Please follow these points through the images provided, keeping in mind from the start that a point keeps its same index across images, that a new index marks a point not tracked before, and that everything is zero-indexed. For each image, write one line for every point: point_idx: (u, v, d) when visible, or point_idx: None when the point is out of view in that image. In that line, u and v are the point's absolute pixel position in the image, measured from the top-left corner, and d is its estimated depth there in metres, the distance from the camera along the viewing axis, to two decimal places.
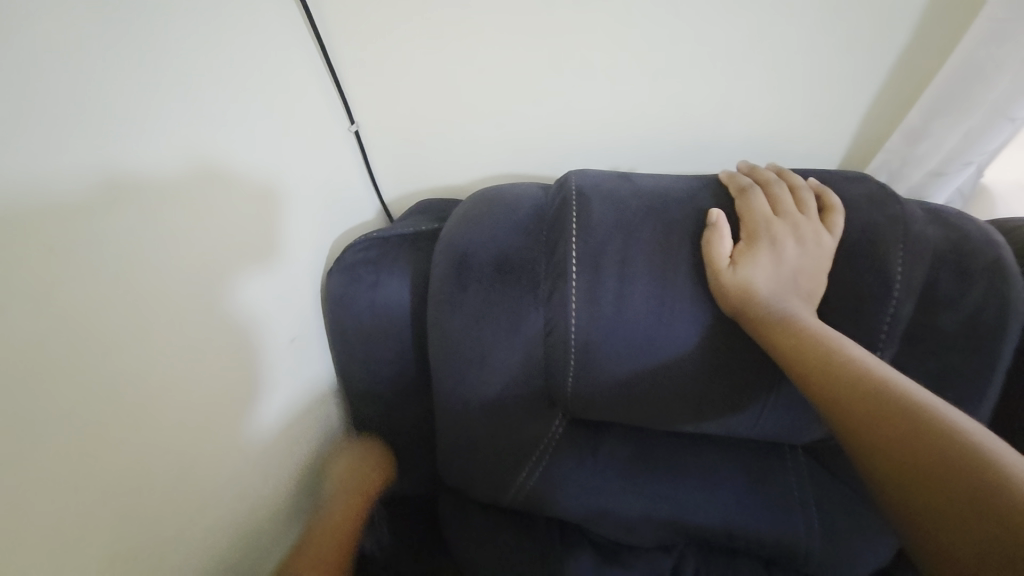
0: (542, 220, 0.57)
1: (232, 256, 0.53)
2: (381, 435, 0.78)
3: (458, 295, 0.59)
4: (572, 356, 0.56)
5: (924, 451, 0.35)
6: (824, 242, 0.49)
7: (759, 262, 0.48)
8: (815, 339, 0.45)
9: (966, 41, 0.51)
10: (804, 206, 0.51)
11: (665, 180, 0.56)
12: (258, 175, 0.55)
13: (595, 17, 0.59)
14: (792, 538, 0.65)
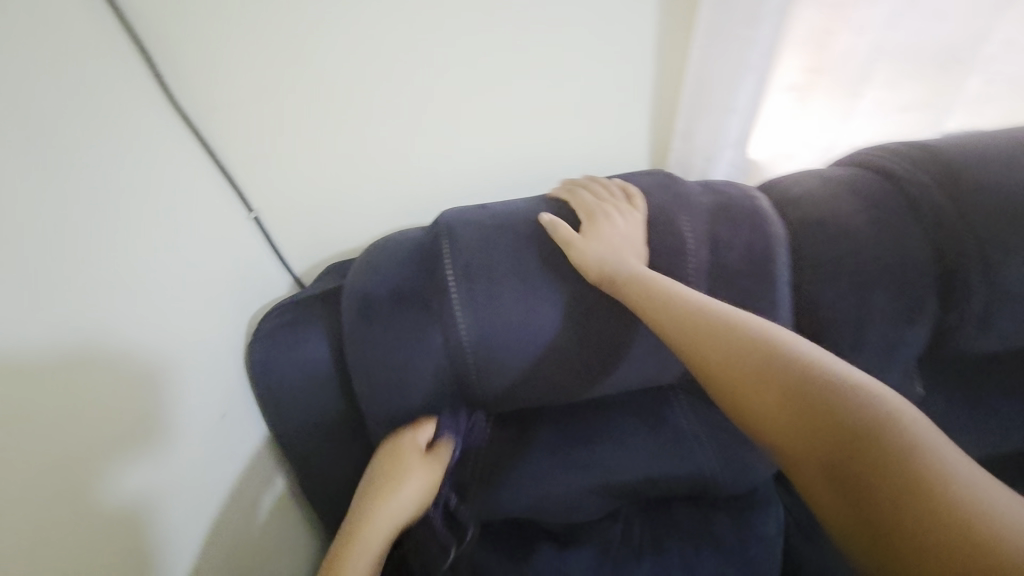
0: (422, 253, 0.70)
1: (117, 433, 0.54)
2: (331, 486, 0.83)
3: (366, 331, 0.69)
4: (469, 356, 0.67)
5: (918, 495, 0.39)
6: (637, 216, 0.67)
7: (599, 237, 0.64)
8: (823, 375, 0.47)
9: (694, 64, 0.70)
10: (616, 195, 0.69)
11: (513, 202, 0.71)
12: (152, 356, 0.59)
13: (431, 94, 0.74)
14: (697, 467, 0.79)
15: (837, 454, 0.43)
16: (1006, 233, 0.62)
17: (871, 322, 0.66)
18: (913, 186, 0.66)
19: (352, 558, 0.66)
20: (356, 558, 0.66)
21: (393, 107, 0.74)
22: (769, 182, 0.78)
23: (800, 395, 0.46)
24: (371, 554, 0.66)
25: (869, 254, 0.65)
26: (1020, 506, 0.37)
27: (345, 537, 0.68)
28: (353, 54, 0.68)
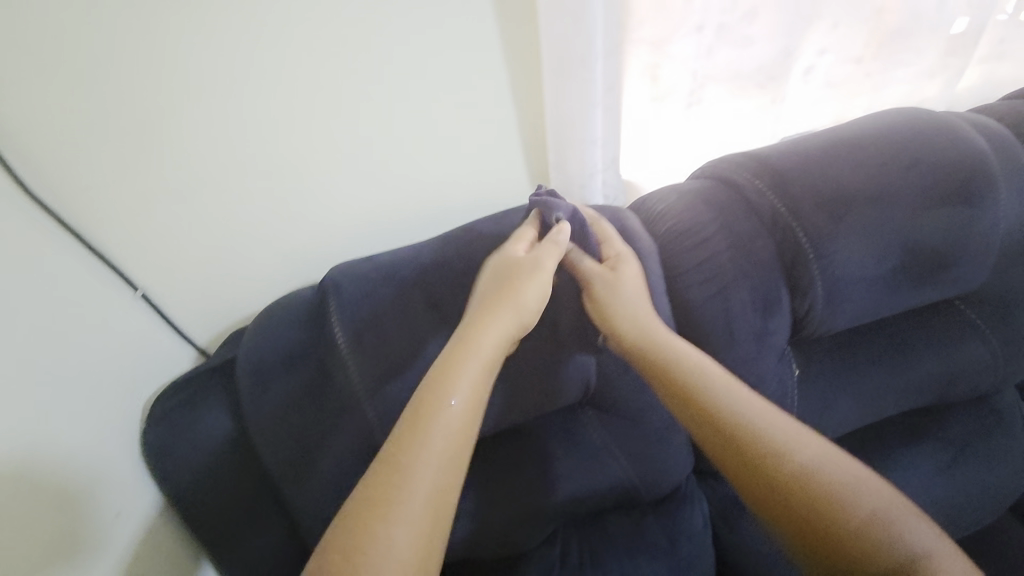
0: (312, 312, 0.70)
1: (53, 551, 0.57)
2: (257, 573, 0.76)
3: (261, 400, 0.68)
4: (366, 409, 0.66)
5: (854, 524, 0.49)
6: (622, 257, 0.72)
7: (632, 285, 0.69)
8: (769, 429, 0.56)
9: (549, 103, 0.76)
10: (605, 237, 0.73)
11: (398, 252, 0.72)
12: (86, 473, 0.63)
13: (308, 150, 0.76)
14: (617, 475, 0.81)
15: (779, 494, 0.52)
16: (831, 221, 0.70)
17: (737, 318, 0.72)
18: (751, 192, 0.74)
19: (390, 514, 0.44)
20: (390, 522, 0.44)
21: (271, 173, 0.76)
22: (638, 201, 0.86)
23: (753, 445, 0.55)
24: (404, 518, 0.45)
25: (722, 258, 0.72)
26: (923, 534, 0.48)
27: (376, 505, 0.45)
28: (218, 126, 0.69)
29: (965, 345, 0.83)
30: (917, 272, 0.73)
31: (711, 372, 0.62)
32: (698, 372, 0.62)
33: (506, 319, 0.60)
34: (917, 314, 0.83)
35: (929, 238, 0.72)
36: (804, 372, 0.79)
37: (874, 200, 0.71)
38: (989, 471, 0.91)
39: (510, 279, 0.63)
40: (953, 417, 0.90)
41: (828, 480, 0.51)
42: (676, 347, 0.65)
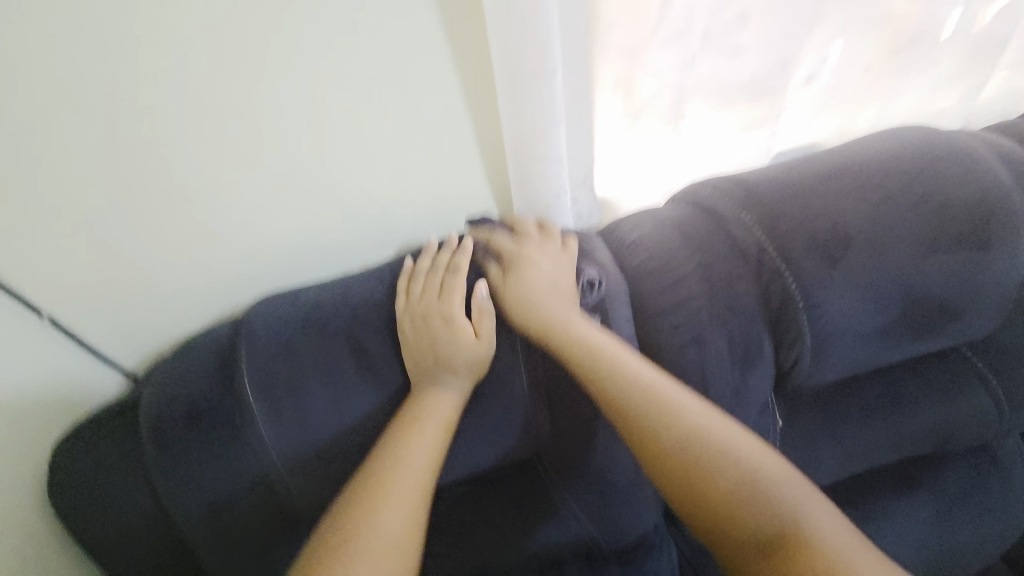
0: (222, 356, 0.61)
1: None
2: None
3: (159, 462, 0.59)
4: (282, 471, 0.58)
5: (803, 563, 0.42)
6: (559, 255, 0.65)
7: (542, 276, 0.62)
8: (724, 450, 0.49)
9: (506, 117, 0.65)
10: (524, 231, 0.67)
11: (329, 284, 0.65)
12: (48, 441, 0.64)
13: (239, 162, 0.64)
14: (575, 535, 0.72)
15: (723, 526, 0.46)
16: (823, 264, 0.61)
17: (712, 369, 0.63)
18: (733, 227, 0.65)
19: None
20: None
21: (208, 190, 0.65)
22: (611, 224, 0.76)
23: (688, 472, 0.49)
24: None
25: (699, 302, 0.63)
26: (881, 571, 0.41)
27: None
28: (145, 135, 0.58)
29: (972, 398, 0.74)
30: (919, 323, 0.64)
31: (626, 359, 0.56)
32: (614, 364, 0.56)
33: (445, 381, 0.57)
34: (919, 362, 0.74)
35: (935, 285, 0.63)
36: (788, 425, 0.71)
37: (873, 241, 0.61)
38: (990, 530, 0.83)
39: (446, 351, 0.58)
40: (952, 471, 0.81)
41: (751, 475, 0.47)
42: (593, 333, 0.58)
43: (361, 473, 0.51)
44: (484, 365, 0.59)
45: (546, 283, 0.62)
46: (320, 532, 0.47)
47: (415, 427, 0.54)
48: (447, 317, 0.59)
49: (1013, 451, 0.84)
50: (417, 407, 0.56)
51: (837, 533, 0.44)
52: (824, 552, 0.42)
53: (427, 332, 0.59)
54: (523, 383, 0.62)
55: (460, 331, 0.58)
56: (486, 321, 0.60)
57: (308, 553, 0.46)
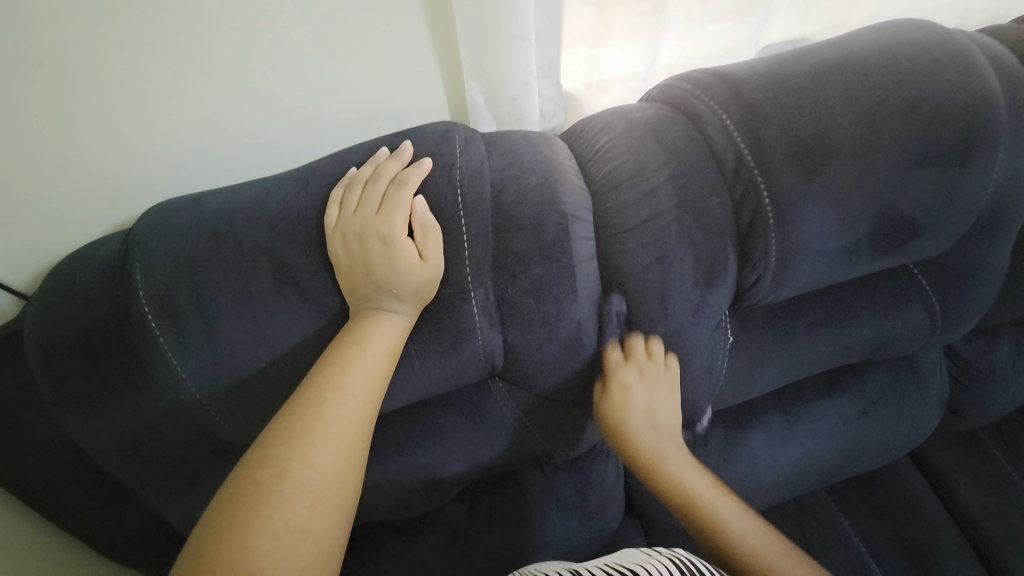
0: (112, 274, 0.53)
1: None
2: (129, 543, 0.69)
3: (59, 392, 0.53)
4: (205, 402, 0.53)
5: None
6: (659, 377, 0.65)
7: (631, 400, 0.63)
8: (746, 553, 0.61)
9: None
10: (632, 351, 0.63)
11: (240, 190, 0.55)
12: None
13: (86, 21, 0.48)
14: (527, 446, 0.73)
15: None
16: (802, 177, 0.56)
17: (673, 289, 0.60)
18: (712, 132, 0.59)
19: (249, 532, 0.38)
20: (246, 539, 0.37)
21: (84, 70, 0.51)
22: (581, 122, 0.67)
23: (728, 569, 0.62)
24: (267, 537, 0.38)
25: (667, 217, 0.58)
26: None
27: (231, 526, 0.38)
28: None
29: (910, 313, 0.77)
30: (883, 240, 0.62)
31: (726, 512, 0.64)
32: (708, 497, 0.65)
33: (386, 304, 0.51)
34: (868, 279, 0.75)
35: (906, 201, 0.60)
36: (739, 342, 0.71)
37: (855, 151, 0.57)
38: (896, 426, 0.93)
39: (384, 273, 0.51)
40: (874, 376, 0.88)
41: None
42: (685, 466, 0.67)
43: (289, 404, 0.46)
44: (429, 293, 0.53)
45: (643, 414, 0.65)
46: (241, 468, 0.42)
47: (353, 354, 0.49)
48: (386, 237, 0.52)
49: (931, 359, 0.91)
50: (355, 334, 0.50)
51: None
52: None
53: (361, 254, 0.51)
54: (473, 311, 0.56)
55: (402, 254, 0.51)
56: (430, 242, 0.53)
57: (229, 488, 0.41)
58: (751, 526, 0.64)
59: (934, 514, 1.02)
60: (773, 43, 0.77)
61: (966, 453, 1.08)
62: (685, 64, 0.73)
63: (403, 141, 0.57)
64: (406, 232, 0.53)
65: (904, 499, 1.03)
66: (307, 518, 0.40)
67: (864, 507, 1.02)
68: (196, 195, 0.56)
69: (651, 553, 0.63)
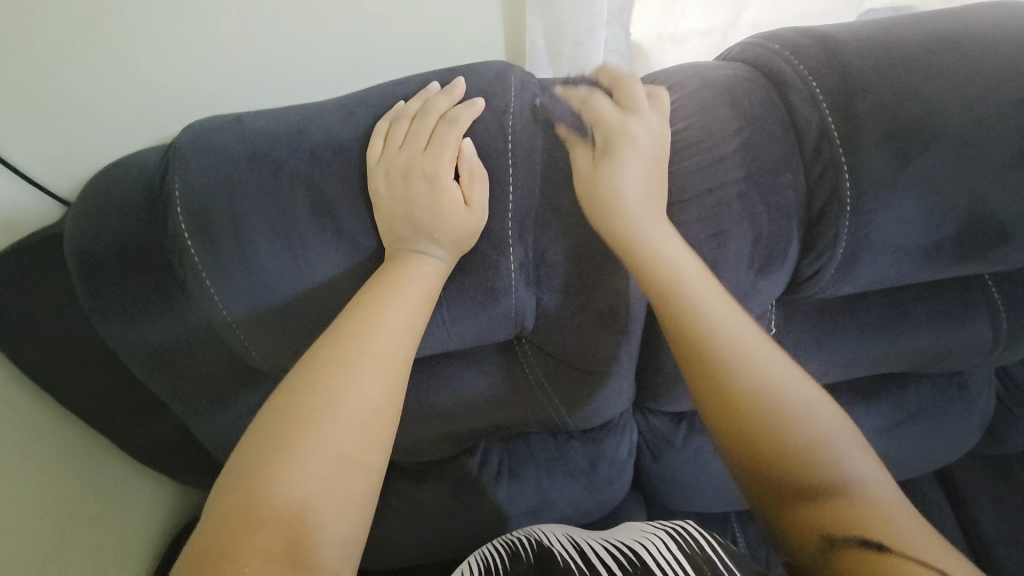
0: (152, 187, 0.52)
1: None
2: (157, 449, 0.72)
3: (96, 299, 0.54)
4: (234, 326, 0.53)
5: (780, 454, 0.41)
6: (659, 138, 0.53)
7: (625, 156, 0.52)
8: (717, 357, 0.45)
9: None
10: (630, 108, 0.54)
11: (283, 113, 0.52)
12: None
13: None
14: (545, 411, 0.72)
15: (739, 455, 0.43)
16: (890, 162, 0.51)
17: (724, 272, 0.56)
18: (796, 100, 0.53)
19: (302, 456, 0.37)
20: (300, 461, 0.37)
21: None
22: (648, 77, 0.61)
23: (706, 384, 0.44)
24: (322, 463, 0.38)
25: (731, 191, 0.53)
26: (868, 471, 0.41)
27: (283, 446, 0.37)
28: None
29: (975, 327, 0.71)
30: (967, 244, 0.56)
31: (757, 362, 0.45)
32: (701, 300, 0.47)
33: (428, 246, 0.49)
34: (935, 286, 0.69)
35: (1004, 203, 0.54)
36: (782, 335, 0.67)
37: (958, 138, 0.51)
38: (930, 442, 0.88)
39: (427, 215, 0.49)
40: (916, 386, 0.83)
41: (809, 438, 0.42)
42: (690, 273, 0.49)
43: (329, 333, 0.44)
44: (471, 241, 0.51)
45: (646, 180, 0.52)
46: (282, 393, 0.41)
47: (396, 291, 0.47)
48: (432, 177, 0.49)
49: (983, 378, 0.85)
50: (398, 273, 0.48)
51: (796, 396, 0.43)
52: (812, 443, 0.41)
53: (405, 192, 0.49)
54: (510, 267, 0.54)
55: (446, 197, 0.49)
56: (478, 188, 0.50)
57: (273, 409, 0.40)
58: (748, 335, 0.46)
59: (949, 533, 0.99)
60: (877, 9, 0.68)
61: (995, 481, 1.02)
62: (773, 22, 0.65)
63: (456, 77, 0.53)
64: (453, 174, 0.50)
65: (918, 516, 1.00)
66: (357, 446, 0.39)
67: None
68: (241, 114, 0.53)
69: (649, 525, 0.60)
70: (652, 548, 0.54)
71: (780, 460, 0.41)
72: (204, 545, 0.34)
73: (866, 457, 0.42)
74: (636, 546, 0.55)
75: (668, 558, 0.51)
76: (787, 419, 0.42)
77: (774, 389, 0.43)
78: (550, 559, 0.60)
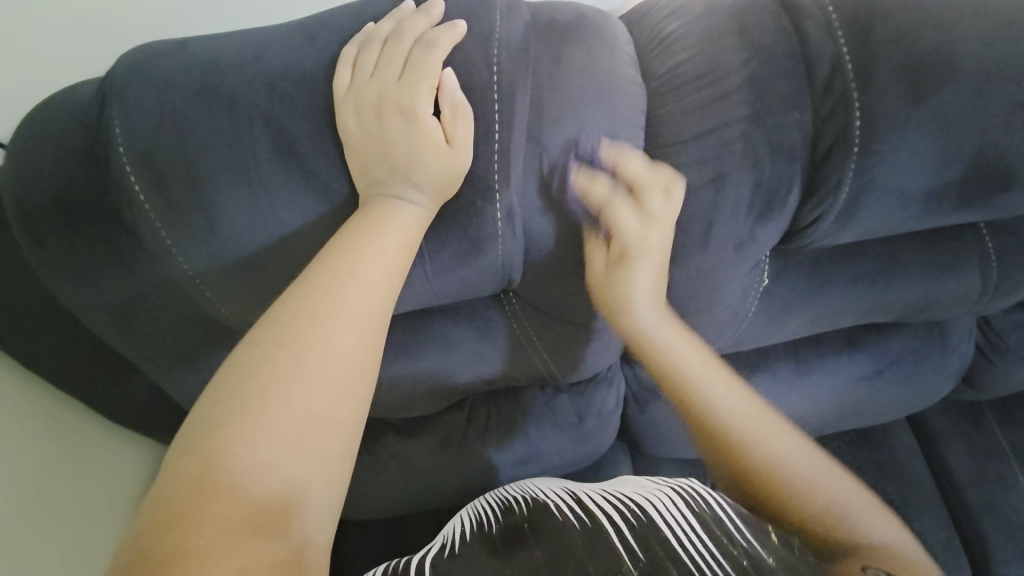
0: (89, 126, 0.46)
1: None
2: (131, 410, 0.69)
3: (39, 252, 0.49)
4: (198, 280, 0.49)
5: (805, 523, 0.53)
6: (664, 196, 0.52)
7: (630, 278, 0.55)
8: (761, 471, 0.55)
9: None
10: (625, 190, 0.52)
11: (236, 36, 0.46)
12: None
13: None
14: (532, 366, 0.70)
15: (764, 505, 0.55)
16: (904, 99, 0.47)
17: (721, 220, 0.54)
18: (809, 27, 0.48)
19: (268, 416, 0.35)
20: (265, 422, 0.35)
21: None
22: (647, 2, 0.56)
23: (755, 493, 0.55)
24: (289, 423, 0.35)
25: (733, 131, 0.50)
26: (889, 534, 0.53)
27: (246, 405, 0.35)
28: None
29: (964, 277, 0.71)
30: (972, 189, 0.54)
31: (779, 455, 0.55)
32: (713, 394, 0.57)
33: (407, 193, 0.45)
34: (927, 235, 0.68)
35: (1015, 143, 0.51)
36: (775, 286, 0.66)
37: (978, 73, 0.47)
38: (906, 390, 0.90)
39: (404, 156, 0.44)
40: (898, 335, 0.85)
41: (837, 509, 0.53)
42: (727, 399, 0.57)
43: (295, 285, 0.41)
44: (452, 186, 0.47)
45: (654, 288, 0.56)
46: (245, 346, 0.38)
47: (372, 242, 0.43)
48: (408, 111, 0.44)
49: (963, 327, 0.87)
50: (373, 221, 0.44)
51: (813, 479, 0.55)
52: (828, 507, 0.53)
53: (377, 130, 0.44)
54: (496, 216, 0.50)
55: (424, 135, 0.44)
56: (460, 126, 0.45)
57: (235, 365, 0.37)
58: (788, 456, 0.55)
59: (915, 472, 1.04)
60: None
61: (966, 426, 1.06)
62: None
63: None
64: (432, 109, 0.45)
65: (889, 457, 1.04)
66: (330, 405, 0.37)
67: (848, 461, 1.03)
68: (188, 38, 0.47)
69: (652, 484, 0.61)
70: (660, 503, 0.55)
71: (807, 522, 0.53)
72: (157, 505, 0.33)
73: (879, 513, 0.54)
74: (642, 501, 0.56)
75: (677, 514, 0.53)
76: (806, 491, 0.54)
77: (792, 468, 0.55)
78: (544, 507, 0.60)
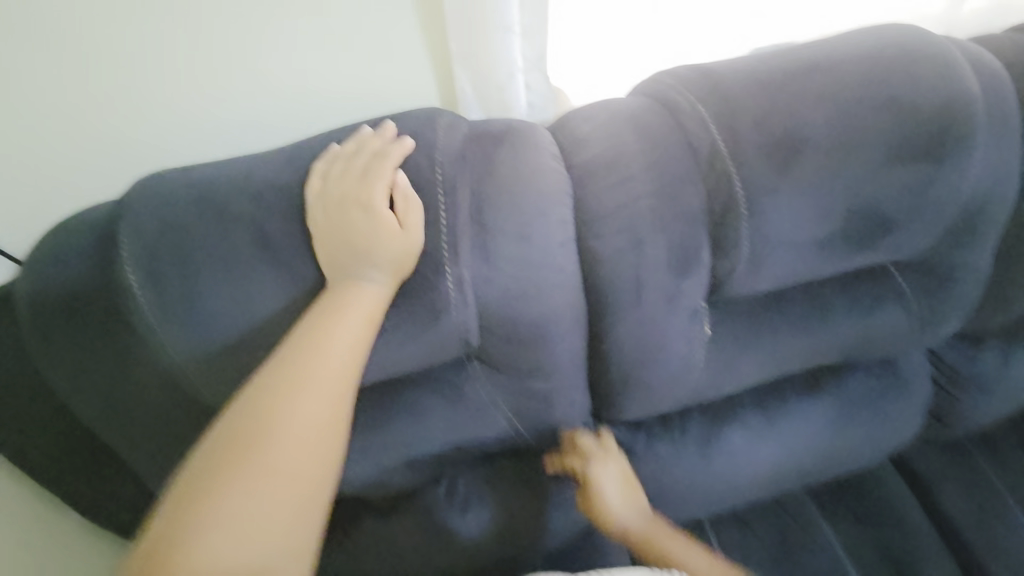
0: (103, 240, 0.55)
1: None
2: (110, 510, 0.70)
3: (47, 347, 0.56)
4: (184, 364, 0.55)
5: None
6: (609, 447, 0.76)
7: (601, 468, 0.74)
8: None
9: None
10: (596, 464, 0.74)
11: (228, 161, 0.57)
12: None
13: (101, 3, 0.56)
14: (502, 430, 0.73)
15: None
16: (773, 169, 0.58)
17: (646, 276, 0.62)
18: (688, 120, 0.60)
19: (243, 479, 0.41)
20: (240, 484, 0.41)
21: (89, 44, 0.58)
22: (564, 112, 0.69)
23: None
24: (262, 483, 0.41)
25: (642, 203, 0.60)
26: None
27: (225, 471, 0.41)
28: None
29: (889, 314, 0.78)
30: (857, 235, 0.63)
31: None
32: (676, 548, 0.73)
33: (369, 274, 0.53)
34: (846, 279, 0.76)
35: (880, 195, 0.61)
36: (716, 334, 0.71)
37: (829, 144, 0.59)
38: (877, 431, 0.92)
39: (364, 243, 0.53)
40: (853, 376, 0.89)
41: None
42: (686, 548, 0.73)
43: (270, 362, 0.47)
44: (407, 264, 0.55)
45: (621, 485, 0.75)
46: (227, 419, 0.44)
47: (338, 318, 0.50)
48: (367, 207, 0.54)
49: (914, 363, 0.91)
50: (339, 300, 0.51)
51: None
52: None
53: (341, 223, 0.53)
54: (448, 288, 0.57)
55: (380, 224, 0.53)
56: (411, 215, 0.55)
57: (217, 436, 0.43)
58: None
59: (916, 521, 1.00)
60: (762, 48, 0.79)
61: (953, 466, 1.05)
62: None
63: (387, 120, 0.59)
64: (387, 203, 0.55)
65: (885, 506, 1.01)
66: (298, 465, 0.43)
67: (844, 513, 1.01)
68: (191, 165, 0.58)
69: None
70: None
71: None
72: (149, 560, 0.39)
73: None
74: None
75: None
76: None
77: None
78: None
